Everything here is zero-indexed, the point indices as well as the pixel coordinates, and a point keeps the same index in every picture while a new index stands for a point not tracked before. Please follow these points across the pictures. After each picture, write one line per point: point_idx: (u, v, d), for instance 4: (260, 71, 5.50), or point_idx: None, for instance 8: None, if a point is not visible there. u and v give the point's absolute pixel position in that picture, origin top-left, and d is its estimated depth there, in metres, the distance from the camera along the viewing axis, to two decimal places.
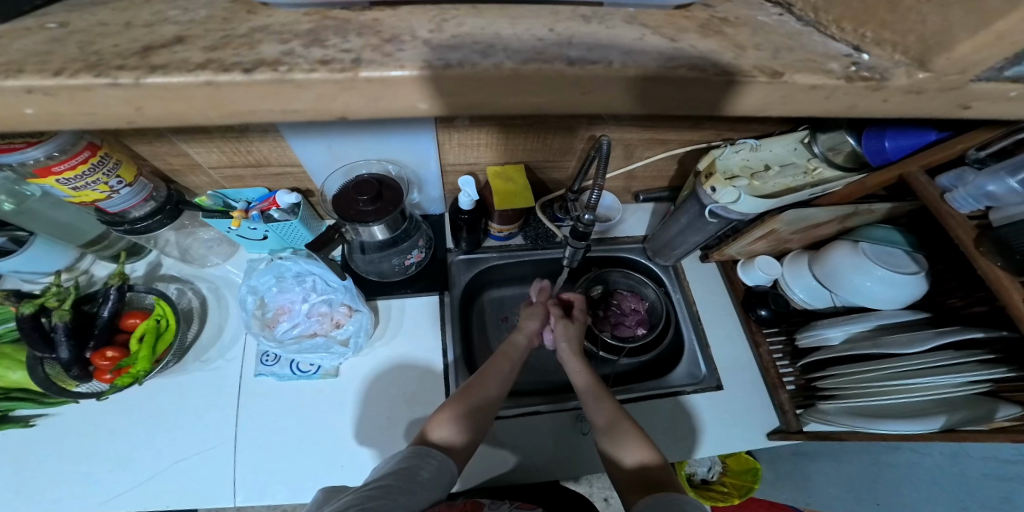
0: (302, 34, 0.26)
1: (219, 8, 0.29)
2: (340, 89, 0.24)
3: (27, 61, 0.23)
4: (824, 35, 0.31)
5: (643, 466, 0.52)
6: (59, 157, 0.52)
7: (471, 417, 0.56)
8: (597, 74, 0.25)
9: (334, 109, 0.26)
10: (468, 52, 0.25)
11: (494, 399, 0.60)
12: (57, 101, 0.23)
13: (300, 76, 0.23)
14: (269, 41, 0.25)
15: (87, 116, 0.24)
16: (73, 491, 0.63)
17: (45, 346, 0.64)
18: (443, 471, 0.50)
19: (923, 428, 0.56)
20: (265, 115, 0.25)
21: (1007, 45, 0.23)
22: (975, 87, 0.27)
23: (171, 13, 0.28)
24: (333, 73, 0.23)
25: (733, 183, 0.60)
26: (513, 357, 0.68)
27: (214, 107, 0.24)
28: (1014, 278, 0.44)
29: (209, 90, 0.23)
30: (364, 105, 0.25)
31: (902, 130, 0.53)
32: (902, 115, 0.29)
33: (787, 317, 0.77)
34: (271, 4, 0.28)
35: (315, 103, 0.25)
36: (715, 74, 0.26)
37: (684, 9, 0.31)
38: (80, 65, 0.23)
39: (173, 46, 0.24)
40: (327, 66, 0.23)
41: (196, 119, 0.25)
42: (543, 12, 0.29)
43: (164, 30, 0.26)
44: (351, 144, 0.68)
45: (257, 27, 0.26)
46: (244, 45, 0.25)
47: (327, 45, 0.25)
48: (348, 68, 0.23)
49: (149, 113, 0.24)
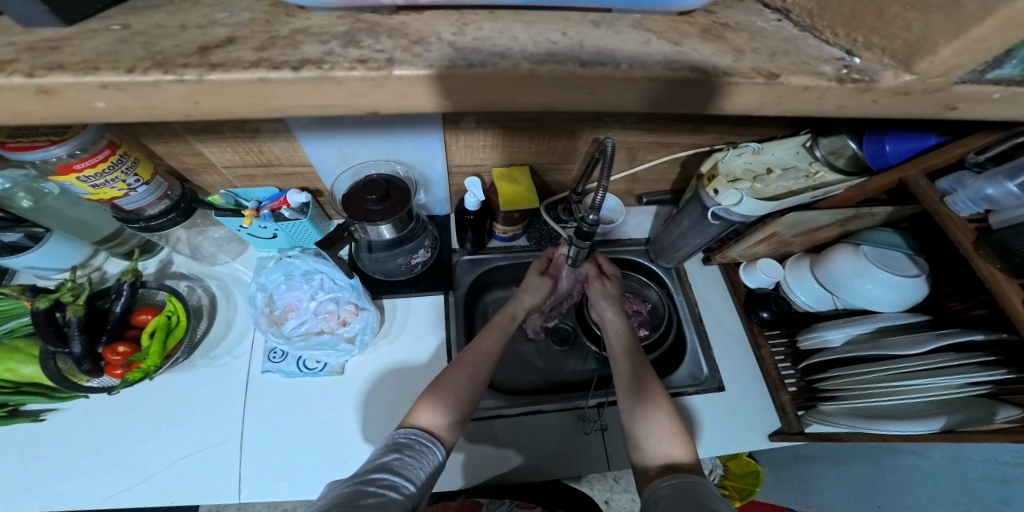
0: (339, 36, 0.27)
1: (261, 11, 0.30)
2: (373, 86, 0.26)
3: (101, 60, 0.24)
4: (819, 40, 0.32)
5: (659, 448, 0.53)
6: (80, 155, 0.54)
7: (458, 398, 0.58)
8: (605, 75, 0.26)
9: (365, 105, 0.27)
10: (488, 55, 0.26)
11: (479, 377, 0.62)
12: (126, 96, 0.24)
13: (340, 74, 0.25)
14: (309, 42, 0.27)
15: (148, 109, 0.26)
16: (79, 485, 0.64)
17: (58, 341, 0.66)
18: (433, 461, 0.51)
19: (924, 429, 0.57)
20: (302, 111, 0.27)
21: (983, 50, 0.24)
22: (957, 88, 0.28)
23: (218, 16, 0.29)
24: (369, 72, 0.25)
25: (735, 186, 0.62)
26: (504, 327, 0.70)
27: (260, 103, 0.26)
28: (1013, 281, 0.45)
29: (260, 86, 0.25)
30: (392, 101, 0.27)
31: (903, 134, 0.53)
32: (891, 117, 0.31)
33: (787, 320, 0.79)
34: (307, 7, 0.29)
35: (349, 100, 0.27)
36: (721, 77, 0.27)
37: (687, 14, 0.32)
38: (148, 63, 0.24)
39: (227, 46, 0.26)
40: (362, 65, 0.25)
41: (242, 114, 0.27)
42: (555, 18, 0.30)
43: (215, 32, 0.27)
44: (360, 145, 0.70)
45: (298, 29, 0.28)
46: (288, 46, 0.26)
47: (361, 46, 0.26)
48: (382, 67, 0.25)
49: (203, 108, 0.26)
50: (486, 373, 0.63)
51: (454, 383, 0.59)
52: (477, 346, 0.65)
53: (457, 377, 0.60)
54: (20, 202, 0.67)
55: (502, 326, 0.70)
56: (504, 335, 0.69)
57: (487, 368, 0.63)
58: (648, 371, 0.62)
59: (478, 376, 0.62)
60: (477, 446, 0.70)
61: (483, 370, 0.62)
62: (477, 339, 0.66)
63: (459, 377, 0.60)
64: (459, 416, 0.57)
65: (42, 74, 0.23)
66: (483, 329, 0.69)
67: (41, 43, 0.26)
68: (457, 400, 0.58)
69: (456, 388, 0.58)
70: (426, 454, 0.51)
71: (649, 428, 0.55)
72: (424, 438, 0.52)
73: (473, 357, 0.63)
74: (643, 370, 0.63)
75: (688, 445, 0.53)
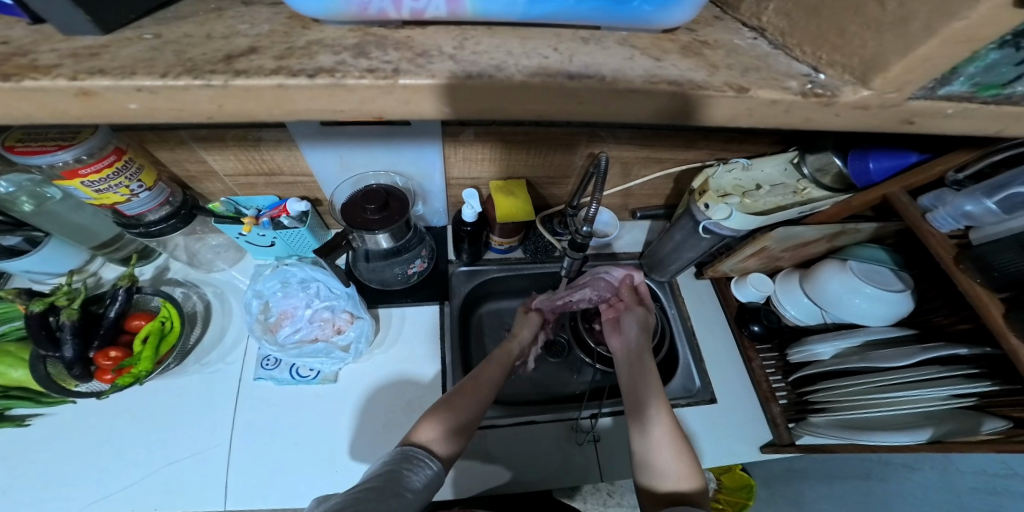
0: (350, 47, 0.29)
1: (280, 23, 0.32)
2: (380, 93, 0.27)
3: (137, 66, 0.26)
4: (789, 57, 0.34)
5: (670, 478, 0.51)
6: (86, 160, 0.55)
7: (459, 415, 0.58)
8: (593, 87, 0.28)
9: (372, 110, 0.29)
10: (486, 67, 0.28)
11: (483, 409, 0.62)
12: (158, 98, 0.26)
13: (351, 82, 0.27)
14: (324, 53, 0.28)
15: (177, 111, 0.27)
16: (59, 494, 0.63)
17: (49, 344, 0.65)
18: (430, 474, 0.50)
19: (912, 440, 0.59)
20: (316, 114, 0.29)
21: (928, 68, 0.26)
22: (911, 104, 0.31)
23: (241, 27, 0.31)
24: (377, 80, 0.27)
25: (725, 200, 0.65)
26: (501, 365, 0.71)
27: (278, 107, 0.28)
28: (993, 295, 0.47)
29: (278, 91, 0.26)
30: (399, 107, 0.29)
31: (885, 151, 0.56)
32: (852, 130, 0.33)
33: (778, 333, 0.80)
34: (321, 21, 0.31)
35: (358, 105, 0.28)
36: (690, 89, 0.29)
37: (670, 32, 0.35)
38: (179, 69, 0.26)
39: (249, 55, 0.28)
40: (372, 74, 0.27)
41: (262, 117, 0.29)
42: (548, 34, 0.32)
43: (239, 42, 0.29)
44: (361, 156, 0.72)
45: (314, 40, 0.30)
46: (305, 56, 0.28)
47: (371, 57, 0.28)
48: (389, 76, 0.27)
49: (227, 110, 0.28)
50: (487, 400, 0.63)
51: (458, 406, 0.60)
52: (481, 376, 0.67)
53: (465, 401, 0.61)
54: (22, 206, 0.68)
55: (503, 361, 0.71)
56: (502, 373, 0.70)
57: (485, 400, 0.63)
58: (656, 393, 0.61)
59: (482, 402, 0.63)
60: (471, 458, 0.69)
61: (484, 394, 0.64)
62: (479, 372, 0.67)
63: (467, 403, 0.60)
64: (459, 437, 0.57)
65: (83, 77, 0.25)
66: (486, 361, 0.71)
67: (82, 50, 0.27)
68: (462, 420, 0.58)
69: (457, 409, 0.59)
70: (424, 466, 0.50)
71: (657, 452, 0.54)
72: (421, 452, 0.51)
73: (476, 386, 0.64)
74: (651, 394, 0.60)
75: (684, 457, 0.53)
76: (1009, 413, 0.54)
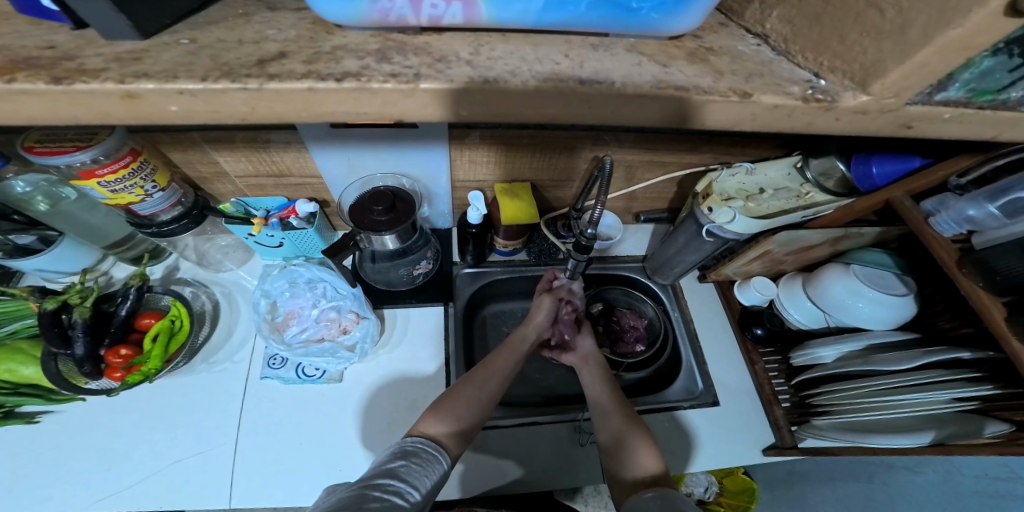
0: (372, 52, 0.30)
1: (304, 28, 0.33)
2: (402, 97, 0.28)
3: (178, 69, 0.27)
4: (792, 63, 0.35)
5: (649, 468, 0.53)
6: (103, 161, 0.57)
7: (468, 406, 0.60)
8: (602, 92, 0.29)
9: (392, 113, 0.30)
10: (501, 72, 0.29)
11: (494, 395, 0.64)
12: (197, 101, 0.27)
13: (376, 86, 0.28)
14: (349, 58, 0.29)
15: (213, 112, 0.28)
16: (67, 490, 0.64)
17: (60, 342, 0.67)
18: (439, 470, 0.51)
19: (914, 442, 0.58)
20: (342, 116, 0.30)
21: (925, 74, 0.27)
22: (909, 109, 0.31)
23: (269, 32, 0.32)
24: (400, 84, 0.28)
25: (728, 204, 0.66)
26: (517, 351, 0.71)
27: (307, 109, 0.29)
28: (995, 298, 0.48)
29: (308, 94, 0.27)
30: (419, 110, 0.30)
31: (887, 156, 0.56)
32: (854, 135, 0.34)
33: (782, 337, 0.80)
34: (344, 26, 0.32)
35: (380, 108, 0.29)
36: (696, 94, 0.30)
37: (676, 38, 0.36)
38: (218, 73, 0.27)
39: (280, 59, 0.29)
40: (395, 78, 0.28)
41: (291, 119, 0.30)
42: (559, 41, 0.33)
43: (268, 47, 0.30)
44: (368, 158, 0.73)
45: (338, 46, 0.31)
46: (331, 60, 0.29)
47: (393, 62, 0.29)
48: (411, 80, 0.28)
49: (259, 112, 0.29)
50: (496, 387, 0.65)
51: (465, 396, 0.61)
52: (489, 364, 0.67)
53: (468, 390, 0.62)
54: (38, 206, 0.70)
55: (515, 348, 0.72)
56: (515, 358, 0.70)
57: (496, 384, 0.65)
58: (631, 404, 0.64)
59: (490, 393, 0.63)
60: (475, 458, 0.70)
61: (492, 386, 0.64)
62: (490, 358, 0.68)
63: (470, 394, 0.61)
64: (466, 430, 0.58)
65: (130, 80, 0.26)
66: (497, 348, 0.71)
67: (125, 54, 0.29)
68: (467, 413, 0.59)
69: (467, 401, 0.60)
70: (432, 463, 0.51)
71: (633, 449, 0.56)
72: (431, 447, 0.52)
73: (484, 374, 0.65)
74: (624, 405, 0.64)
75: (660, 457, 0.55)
76: (1011, 417, 0.54)
